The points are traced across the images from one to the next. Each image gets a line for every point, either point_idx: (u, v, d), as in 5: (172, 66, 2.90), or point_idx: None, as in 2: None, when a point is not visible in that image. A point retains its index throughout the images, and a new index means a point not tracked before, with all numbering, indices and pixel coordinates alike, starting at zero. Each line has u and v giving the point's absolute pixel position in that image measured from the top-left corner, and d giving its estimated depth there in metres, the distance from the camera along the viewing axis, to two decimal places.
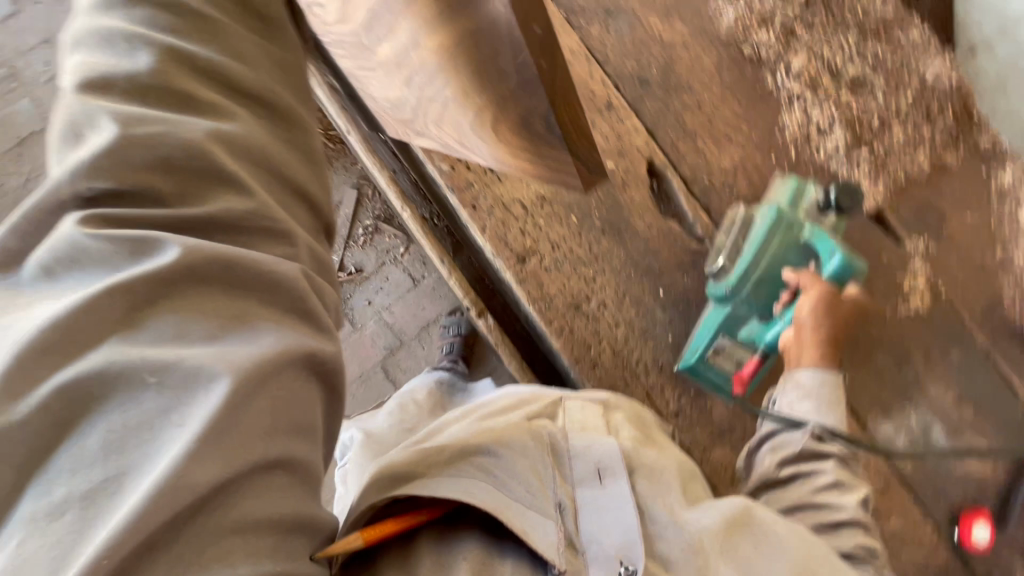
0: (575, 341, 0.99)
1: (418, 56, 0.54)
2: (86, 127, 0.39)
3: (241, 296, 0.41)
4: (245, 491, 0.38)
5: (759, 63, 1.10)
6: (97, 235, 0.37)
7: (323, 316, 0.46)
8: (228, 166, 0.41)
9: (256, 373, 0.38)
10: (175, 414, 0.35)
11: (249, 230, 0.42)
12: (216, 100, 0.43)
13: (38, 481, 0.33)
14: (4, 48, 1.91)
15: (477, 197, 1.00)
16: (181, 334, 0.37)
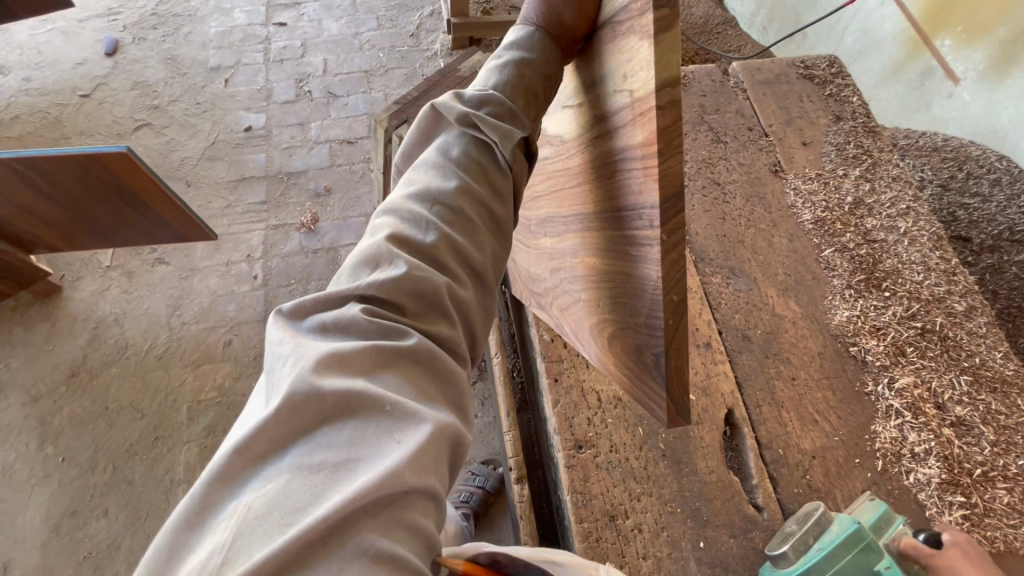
0: (598, 553, 0.94)
1: (571, 260, 0.68)
2: (385, 260, 0.53)
3: (437, 381, 0.52)
4: (422, 504, 0.44)
5: (863, 366, 1.14)
6: (371, 321, 0.50)
7: (469, 417, 0.55)
8: (451, 309, 0.54)
9: (449, 425, 0.48)
10: (397, 434, 0.45)
11: (443, 347, 0.53)
12: (458, 269, 0.56)
13: (302, 445, 0.44)
14: (270, 118, 2.53)
15: (561, 372, 1.08)
16: (403, 390, 0.48)
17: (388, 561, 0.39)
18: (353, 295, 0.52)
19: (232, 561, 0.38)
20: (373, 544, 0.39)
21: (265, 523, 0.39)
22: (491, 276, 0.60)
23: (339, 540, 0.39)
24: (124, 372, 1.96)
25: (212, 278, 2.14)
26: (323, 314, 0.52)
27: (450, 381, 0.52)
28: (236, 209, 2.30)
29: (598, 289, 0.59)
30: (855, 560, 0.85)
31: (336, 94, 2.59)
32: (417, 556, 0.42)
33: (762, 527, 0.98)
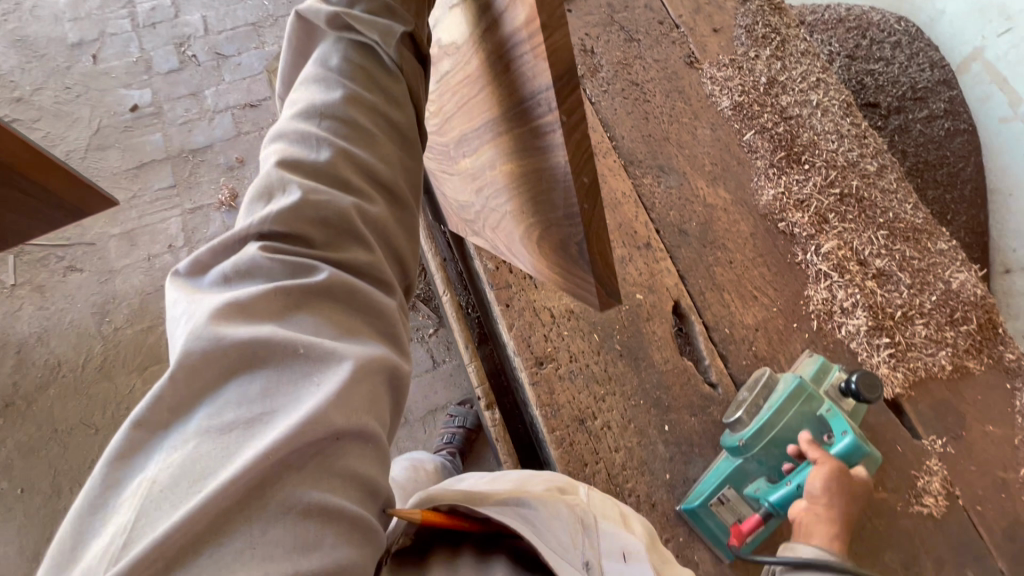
0: (573, 455, 0.99)
1: (491, 174, 0.66)
2: (277, 189, 0.51)
3: (360, 314, 0.52)
4: (353, 448, 0.46)
5: (792, 238, 1.21)
6: (273, 259, 0.49)
7: (405, 343, 0.55)
8: (362, 231, 0.53)
9: (374, 362, 0.49)
10: (315, 377, 0.45)
11: (363, 276, 0.53)
12: (362, 185, 0.54)
13: (207, 406, 0.43)
14: (156, 92, 2.28)
15: (512, 297, 1.08)
16: (317, 330, 0.48)
17: (317, 511, 0.41)
18: (250, 235, 0.50)
19: (140, 535, 0.37)
20: (299, 499, 0.41)
21: (175, 492, 0.39)
22: (405, 193, 0.59)
23: (262, 498, 0.40)
24: (64, 392, 1.84)
25: (136, 277, 2.00)
26: (221, 264, 0.50)
27: (377, 313, 0.52)
28: (143, 199, 2.11)
29: (519, 195, 0.58)
30: (800, 412, 0.94)
31: (226, 54, 2.35)
32: (350, 499, 0.44)
33: (719, 401, 1.06)
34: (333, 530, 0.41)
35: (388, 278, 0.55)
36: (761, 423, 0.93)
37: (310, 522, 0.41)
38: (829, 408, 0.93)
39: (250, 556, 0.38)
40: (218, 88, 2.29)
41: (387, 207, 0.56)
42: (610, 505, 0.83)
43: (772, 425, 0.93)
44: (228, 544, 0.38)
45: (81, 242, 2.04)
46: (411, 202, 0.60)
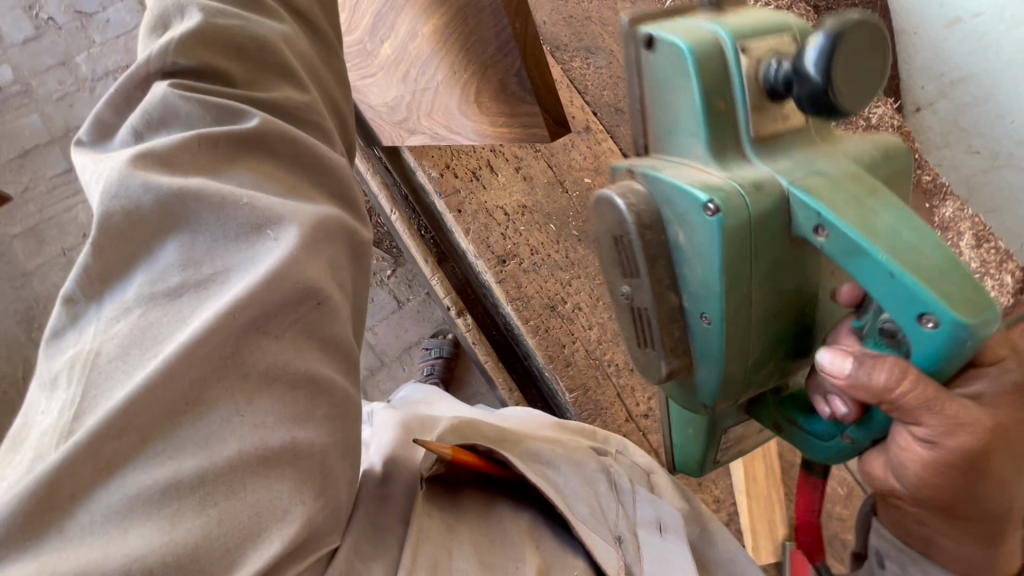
0: (550, 339, 1.02)
1: (415, 46, 0.63)
2: (175, 21, 0.50)
3: (304, 172, 0.51)
4: (323, 314, 0.46)
5: None
6: (188, 98, 0.47)
7: (359, 204, 0.56)
8: (290, 64, 0.52)
9: (325, 220, 0.48)
10: (265, 238, 0.45)
11: (297, 121, 0.52)
12: (276, 13, 0.54)
13: (148, 272, 0.42)
14: (18, 67, 2.00)
15: (462, 202, 1.06)
16: (258, 185, 0.47)
17: (303, 382, 0.44)
18: (156, 73, 0.48)
19: (95, 404, 0.38)
20: (277, 364, 0.43)
21: (127, 359, 0.39)
22: (325, 28, 0.59)
23: (238, 367, 0.41)
24: (12, 409, 1.72)
25: (56, 276, 1.84)
26: (132, 119, 0.48)
27: (323, 171, 0.52)
28: (39, 191, 1.91)
29: (449, 51, 0.59)
30: (764, 260, 0.61)
31: (88, 10, 2.06)
32: (326, 361, 0.47)
33: None
34: (322, 400, 0.45)
35: (325, 123, 0.54)
36: (713, 355, 0.67)
37: (295, 392, 0.44)
38: (823, 229, 0.56)
39: (238, 423, 0.40)
40: (91, 53, 2.03)
41: (310, 71, 0.54)
42: (641, 472, 0.82)
43: (737, 352, 0.66)
44: (212, 413, 0.40)
45: None
46: (332, 37, 0.60)
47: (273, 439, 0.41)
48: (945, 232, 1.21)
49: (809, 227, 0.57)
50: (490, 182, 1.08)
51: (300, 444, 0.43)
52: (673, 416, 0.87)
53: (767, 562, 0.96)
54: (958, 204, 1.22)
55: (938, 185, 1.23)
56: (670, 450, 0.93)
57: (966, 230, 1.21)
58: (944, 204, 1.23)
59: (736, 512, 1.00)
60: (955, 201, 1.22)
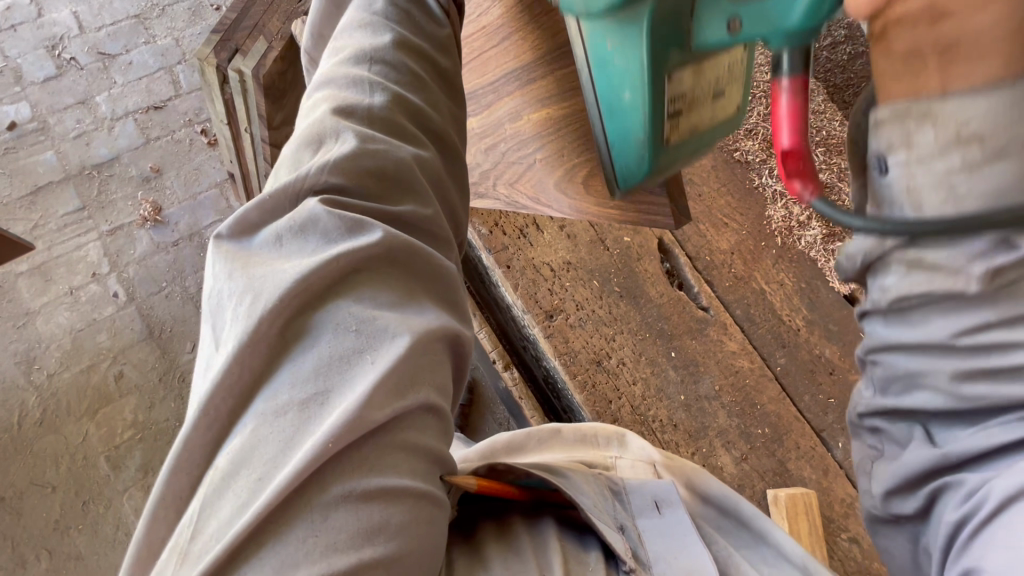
0: (597, 395, 1.05)
1: (514, 125, 0.73)
2: (330, 138, 0.47)
3: (418, 281, 0.47)
4: (411, 424, 0.41)
5: (748, 165, 1.27)
6: (331, 212, 0.44)
7: (464, 308, 0.51)
8: (421, 184, 0.49)
9: (432, 335, 0.44)
10: (366, 354, 0.40)
11: (417, 234, 0.48)
12: (417, 133, 0.51)
13: (262, 386, 0.39)
14: (37, 104, 2.00)
15: (511, 258, 1.10)
16: (372, 297, 0.43)
17: (376, 494, 0.37)
18: (306, 189, 0.45)
19: (207, 526, 0.35)
20: (357, 483, 0.37)
21: (237, 481, 0.36)
22: (451, 135, 0.54)
23: (320, 484, 0.36)
24: (3, 455, 1.64)
25: (60, 316, 1.79)
26: (273, 224, 0.45)
27: (433, 277, 0.48)
28: (48, 228, 1.88)
29: (558, 136, 0.70)
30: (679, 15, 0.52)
31: (111, 52, 2.09)
32: (417, 478, 0.40)
33: (713, 323, 1.15)
34: (399, 509, 0.37)
35: (445, 235, 0.50)
36: None
37: (372, 505, 0.36)
38: None
39: (313, 544, 0.34)
40: (112, 92, 2.05)
41: (441, 186, 0.51)
42: (644, 468, 0.81)
43: None
44: (289, 533, 0.34)
45: None
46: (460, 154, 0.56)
47: (345, 560, 0.34)
48: None
49: (722, 25, 0.51)
50: (537, 240, 1.12)
51: (365, 568, 0.34)
52: (595, 79, 0.61)
53: None
54: None
55: None
56: (609, 161, 0.66)
57: None
58: None
59: None
60: None
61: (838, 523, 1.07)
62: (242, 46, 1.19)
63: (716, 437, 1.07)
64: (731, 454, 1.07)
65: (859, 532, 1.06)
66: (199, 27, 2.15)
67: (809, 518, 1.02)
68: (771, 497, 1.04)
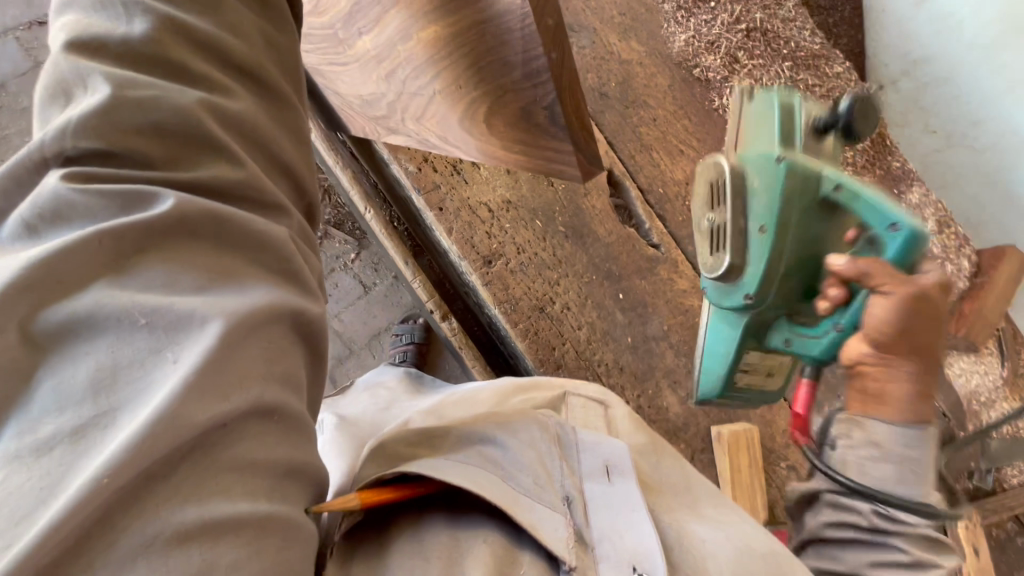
0: (540, 342, 1.00)
1: (406, 47, 0.57)
2: (77, 87, 0.35)
3: (237, 252, 0.38)
4: (246, 428, 0.34)
5: (709, 85, 1.19)
6: (88, 189, 0.34)
7: (306, 279, 0.42)
8: (220, 136, 0.38)
9: (257, 315, 0.36)
10: (166, 352, 0.32)
11: (223, 199, 0.38)
12: (210, 72, 0.39)
13: (16, 414, 0.29)
14: None
15: (444, 199, 1.00)
16: (171, 283, 0.34)
17: (200, 530, 0.30)
18: (52, 157, 0.34)
19: None
20: (172, 521, 0.30)
21: None
22: (273, 78, 0.43)
23: (115, 531, 0.28)
24: None
25: None
26: (19, 208, 0.34)
27: (256, 245, 0.38)
28: None
29: (452, 63, 0.53)
30: None
31: None
32: (256, 494, 0.33)
33: (663, 260, 1.10)
34: (232, 543, 0.31)
35: (272, 197, 0.41)
36: None
37: (193, 546, 0.30)
38: None
39: None
40: None
41: (255, 139, 0.40)
42: (594, 408, 0.84)
43: None
44: None
45: None
46: (288, 93, 0.44)
47: None
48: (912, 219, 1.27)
49: None
50: (473, 176, 1.02)
51: None
52: None
53: None
54: (921, 190, 1.28)
55: (906, 171, 1.29)
56: None
57: (930, 216, 1.28)
58: (910, 190, 1.29)
59: None
60: (920, 188, 1.28)
61: (778, 453, 1.10)
62: None
63: (662, 377, 1.06)
64: (677, 394, 1.07)
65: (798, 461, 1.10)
66: None
67: (751, 452, 1.04)
68: (715, 435, 1.05)
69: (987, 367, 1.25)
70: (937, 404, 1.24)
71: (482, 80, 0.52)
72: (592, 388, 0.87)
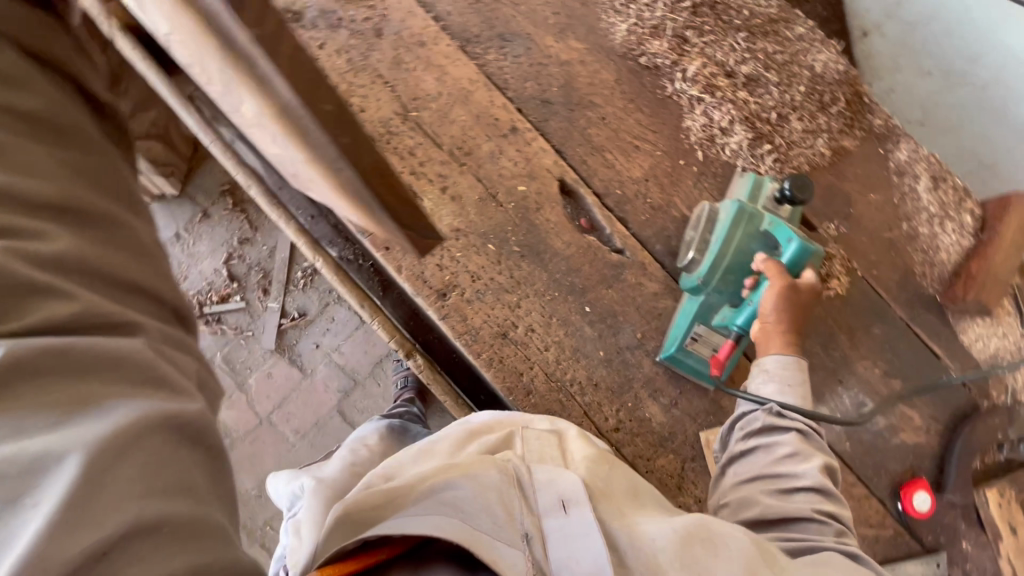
0: (506, 370, 0.97)
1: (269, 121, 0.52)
2: None
3: (90, 378, 0.41)
4: (131, 547, 0.36)
5: (657, 72, 1.13)
6: None
7: (178, 382, 0.46)
8: (48, 279, 0.43)
9: (122, 434, 0.38)
10: (27, 497, 0.35)
11: (67, 333, 0.42)
12: (25, 223, 0.44)
13: None
14: None
15: (389, 238, 0.97)
16: (19, 430, 0.36)
17: None
18: None
19: None
20: None
21: None
22: (95, 206, 0.49)
23: None
24: None
25: None
26: None
27: (112, 364, 0.42)
28: None
29: None
30: None
31: None
32: None
33: (629, 265, 1.05)
34: None
35: (114, 316, 0.45)
36: None
37: None
38: None
39: None
40: None
41: (87, 265, 0.46)
42: (549, 440, 0.83)
43: None
44: None
45: None
46: (122, 215, 0.51)
47: None
48: (901, 178, 1.18)
49: None
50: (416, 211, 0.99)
51: None
52: None
53: None
54: (909, 146, 1.19)
55: (890, 128, 1.20)
56: None
57: (921, 172, 1.18)
58: (896, 148, 1.19)
59: None
60: (907, 144, 1.19)
61: None
62: None
63: (642, 387, 1.01)
64: (659, 403, 1.02)
65: None
66: None
67: None
68: (704, 440, 1.01)
69: (1004, 328, 1.15)
70: (952, 374, 1.15)
71: None
72: (546, 417, 0.90)
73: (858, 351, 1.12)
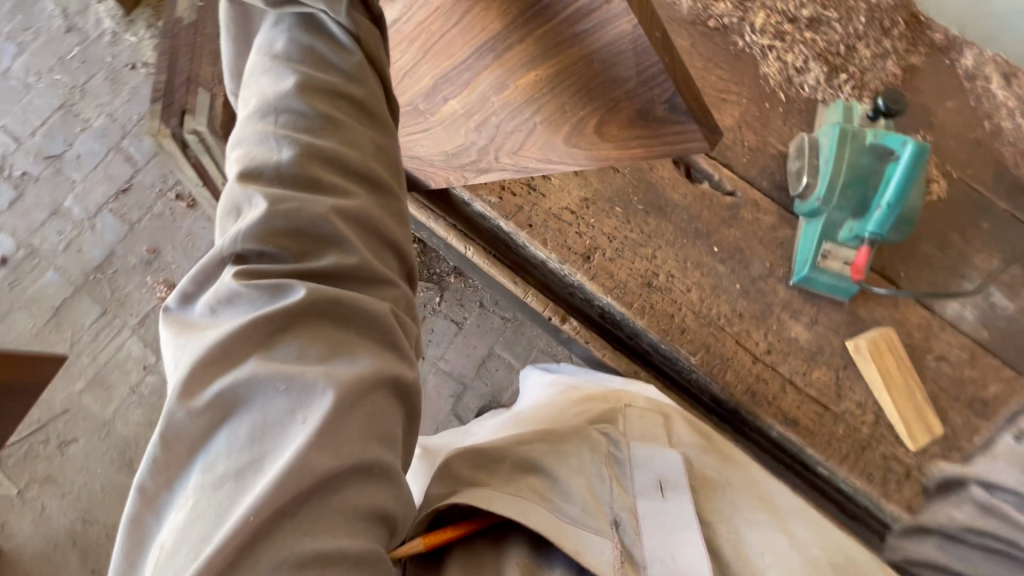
0: (658, 314, 1.07)
1: (501, 97, 0.69)
2: (245, 205, 0.53)
3: (348, 326, 0.53)
4: (352, 481, 0.46)
5: (725, 30, 1.23)
6: (247, 284, 0.50)
7: (406, 348, 0.56)
8: (344, 234, 0.54)
9: (358, 383, 0.48)
10: (298, 414, 0.46)
11: (344, 283, 0.54)
12: (336, 182, 0.55)
13: (201, 451, 0.45)
14: (15, 231, 1.99)
15: (530, 216, 1.09)
16: (301, 354, 0.49)
17: (314, 561, 0.42)
18: (227, 256, 0.52)
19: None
20: (293, 550, 0.42)
21: (181, 549, 0.42)
22: (383, 177, 0.60)
23: (252, 556, 0.41)
24: None
25: (135, 414, 1.85)
26: (204, 298, 0.52)
27: (366, 321, 0.53)
28: (84, 341, 1.90)
29: (556, 95, 0.64)
30: None
31: (56, 152, 2.04)
32: (363, 533, 0.46)
33: (743, 204, 1.13)
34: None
35: (382, 277, 0.57)
36: None
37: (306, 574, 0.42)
38: None
39: None
40: (78, 191, 2.02)
41: (367, 234, 0.57)
42: (652, 419, 0.89)
43: None
44: None
45: (55, 415, 1.84)
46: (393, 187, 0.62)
47: None
48: (973, 82, 1.25)
49: None
50: (547, 188, 1.10)
51: None
52: None
53: (923, 440, 1.04)
54: (973, 51, 1.26)
55: (951, 38, 1.27)
56: None
57: (992, 72, 1.25)
58: (961, 55, 1.26)
59: (882, 408, 1.05)
60: (971, 49, 1.26)
61: (921, 347, 1.11)
62: (187, 103, 1.13)
63: (782, 310, 1.09)
64: (801, 322, 1.08)
65: (943, 349, 1.11)
66: (124, 95, 2.08)
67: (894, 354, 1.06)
68: (852, 347, 1.06)
69: None
70: None
71: (591, 100, 0.61)
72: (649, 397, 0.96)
73: (973, 244, 1.17)
